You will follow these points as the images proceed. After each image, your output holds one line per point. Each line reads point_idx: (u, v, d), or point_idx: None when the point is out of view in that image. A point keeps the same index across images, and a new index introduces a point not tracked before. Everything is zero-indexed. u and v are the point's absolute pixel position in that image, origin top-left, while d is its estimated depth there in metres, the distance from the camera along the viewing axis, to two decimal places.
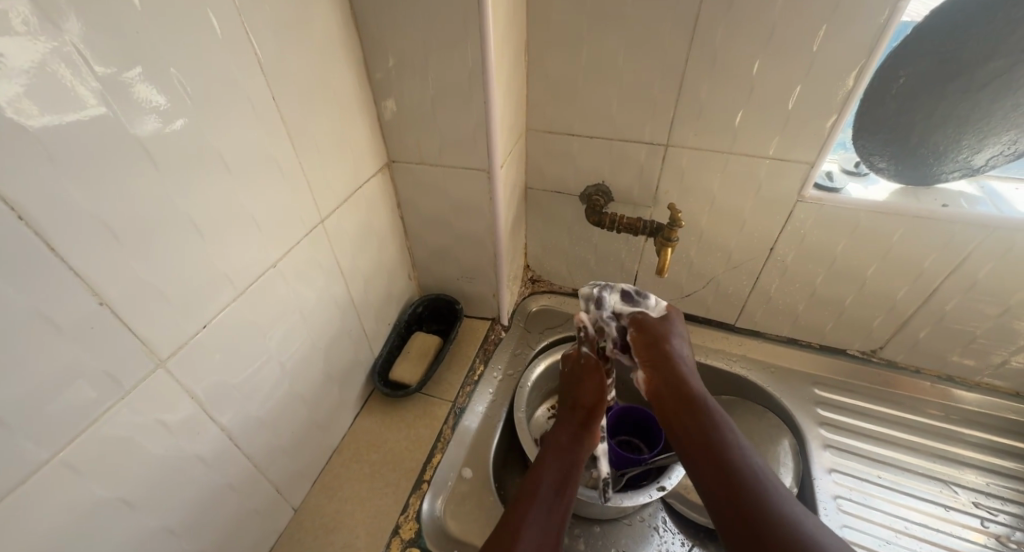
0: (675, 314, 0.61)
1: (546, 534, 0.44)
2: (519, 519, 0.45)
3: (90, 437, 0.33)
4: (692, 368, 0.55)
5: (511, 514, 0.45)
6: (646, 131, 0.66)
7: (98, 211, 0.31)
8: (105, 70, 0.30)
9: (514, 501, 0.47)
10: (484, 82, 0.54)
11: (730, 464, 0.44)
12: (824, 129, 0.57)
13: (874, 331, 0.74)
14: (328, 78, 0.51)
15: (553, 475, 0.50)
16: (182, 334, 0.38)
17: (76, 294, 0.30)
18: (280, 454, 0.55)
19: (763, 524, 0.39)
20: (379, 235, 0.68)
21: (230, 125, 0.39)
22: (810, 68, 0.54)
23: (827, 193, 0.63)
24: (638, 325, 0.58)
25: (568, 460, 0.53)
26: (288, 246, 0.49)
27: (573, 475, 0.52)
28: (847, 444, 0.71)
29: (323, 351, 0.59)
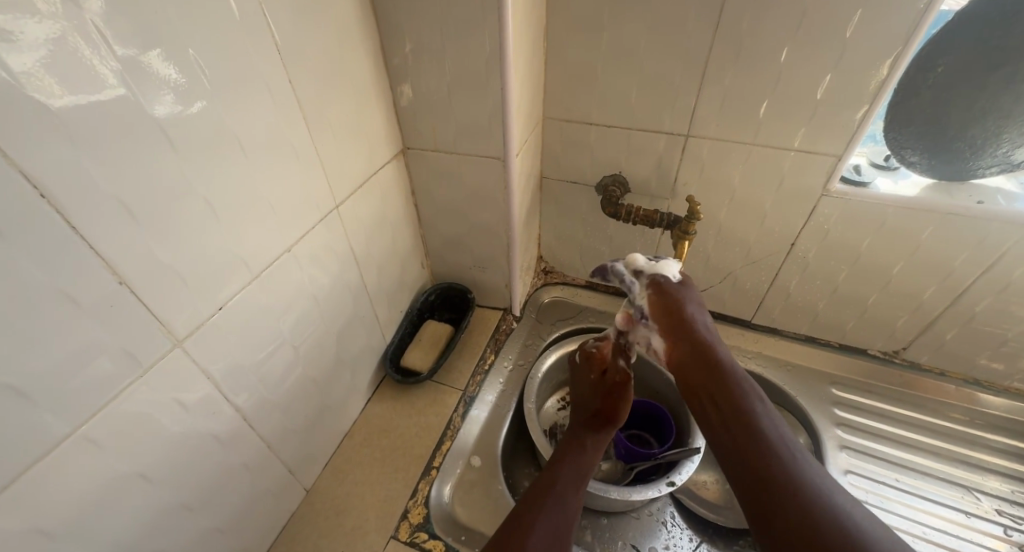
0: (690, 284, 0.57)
1: (560, 532, 0.44)
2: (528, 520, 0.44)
3: (111, 412, 0.34)
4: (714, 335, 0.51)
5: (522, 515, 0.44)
6: (666, 121, 0.64)
7: (117, 193, 0.31)
8: (125, 50, 0.30)
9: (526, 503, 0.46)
10: (501, 69, 0.53)
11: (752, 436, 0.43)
12: (854, 120, 0.55)
13: (897, 331, 0.72)
14: (346, 63, 0.51)
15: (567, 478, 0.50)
16: (199, 315, 0.39)
17: (97, 273, 0.31)
18: (293, 436, 0.56)
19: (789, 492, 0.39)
20: (393, 222, 0.68)
21: (246, 109, 0.39)
22: (841, 57, 0.52)
23: (854, 188, 0.61)
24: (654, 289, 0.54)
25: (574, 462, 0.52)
26: (302, 231, 0.49)
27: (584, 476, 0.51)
28: (864, 446, 0.69)
29: (336, 337, 0.60)
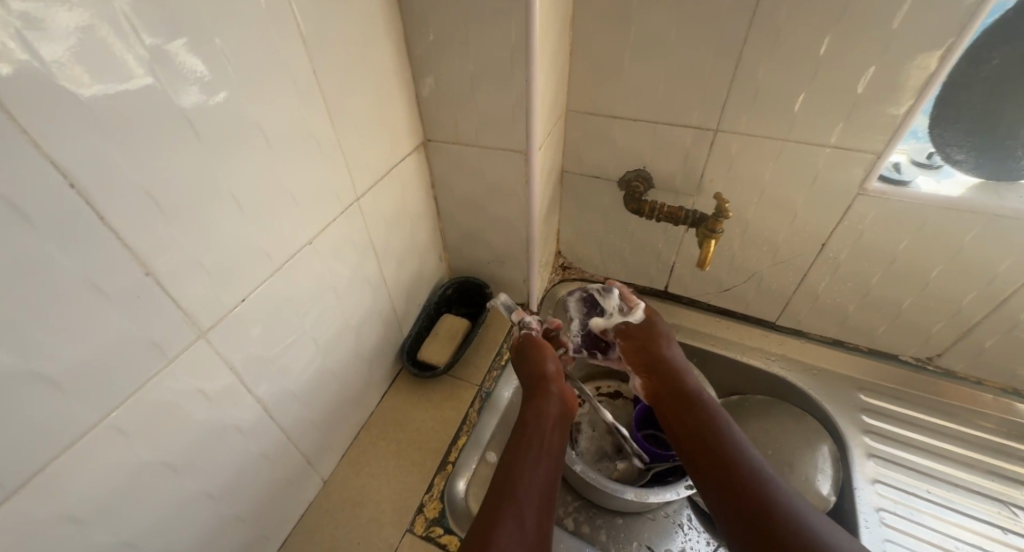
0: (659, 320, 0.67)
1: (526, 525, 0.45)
2: (497, 520, 0.44)
3: (138, 402, 0.34)
4: (687, 368, 0.62)
5: (490, 518, 0.45)
6: (695, 115, 0.62)
7: (145, 184, 0.31)
8: (154, 39, 0.29)
9: (490, 503, 0.46)
10: (527, 61, 0.52)
11: (723, 451, 0.50)
12: (897, 116, 0.52)
13: (932, 338, 0.69)
14: (369, 53, 0.50)
15: (530, 459, 0.51)
16: (222, 307, 0.39)
17: (125, 265, 0.31)
18: (311, 427, 0.56)
19: (756, 501, 0.45)
20: (413, 215, 0.68)
21: (271, 101, 0.39)
22: (886, 49, 0.49)
23: (893, 186, 0.58)
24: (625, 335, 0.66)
25: (533, 440, 0.53)
26: (324, 224, 0.49)
27: (545, 453, 0.52)
28: (892, 455, 0.67)
29: (354, 330, 0.60)
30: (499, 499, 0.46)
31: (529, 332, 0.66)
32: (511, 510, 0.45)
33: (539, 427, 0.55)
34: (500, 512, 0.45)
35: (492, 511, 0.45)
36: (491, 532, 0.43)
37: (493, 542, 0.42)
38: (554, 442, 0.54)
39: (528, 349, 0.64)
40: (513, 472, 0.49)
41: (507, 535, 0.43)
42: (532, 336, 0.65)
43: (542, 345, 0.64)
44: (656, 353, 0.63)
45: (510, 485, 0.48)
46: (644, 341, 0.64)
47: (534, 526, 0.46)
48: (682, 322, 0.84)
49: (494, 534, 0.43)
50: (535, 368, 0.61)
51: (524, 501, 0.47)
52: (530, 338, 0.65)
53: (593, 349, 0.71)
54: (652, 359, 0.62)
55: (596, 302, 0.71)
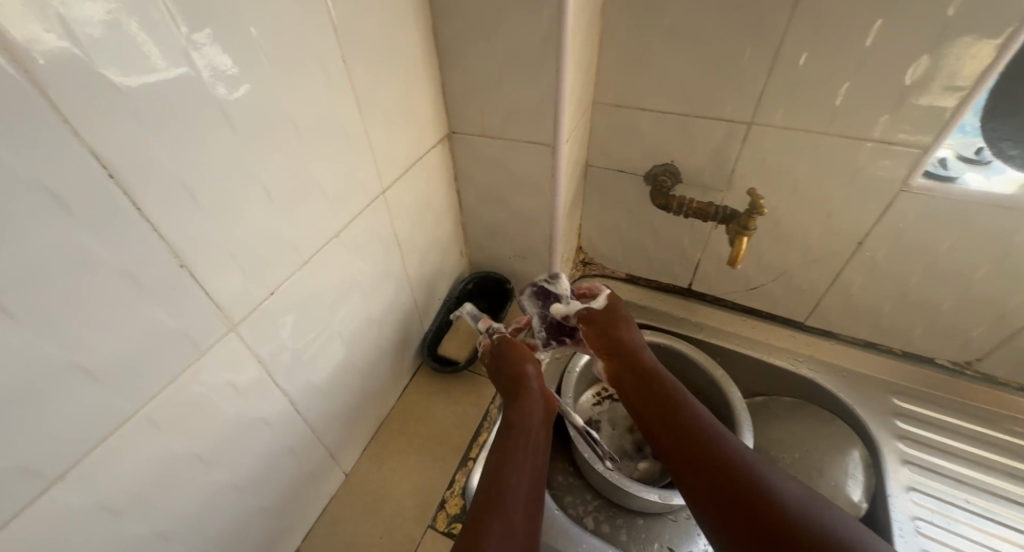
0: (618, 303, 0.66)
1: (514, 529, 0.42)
2: (482, 525, 0.41)
3: (171, 394, 0.34)
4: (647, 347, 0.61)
5: (475, 523, 0.42)
6: (728, 108, 0.60)
7: (179, 174, 0.30)
8: (195, 30, 0.29)
9: (475, 507, 0.44)
10: (558, 50, 0.50)
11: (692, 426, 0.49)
12: (947, 109, 0.50)
13: (972, 341, 0.66)
14: (397, 42, 0.49)
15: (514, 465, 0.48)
16: (253, 299, 0.38)
17: (160, 256, 0.30)
18: (335, 420, 0.56)
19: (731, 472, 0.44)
20: (436, 208, 0.67)
21: (302, 91, 0.38)
22: (940, 37, 0.46)
23: (939, 183, 0.56)
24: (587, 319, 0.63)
25: (512, 443, 0.50)
26: (351, 217, 0.49)
27: (529, 456, 0.50)
28: (928, 462, 0.64)
29: (377, 324, 0.60)
30: (484, 506, 0.43)
31: (501, 333, 0.66)
32: (497, 514, 0.43)
33: (518, 431, 0.52)
34: (486, 516, 0.42)
35: (478, 515, 0.42)
36: (477, 535, 0.40)
37: (481, 543, 0.39)
38: (539, 445, 0.52)
39: (505, 348, 0.63)
40: (498, 474, 0.46)
41: (494, 537, 0.40)
42: (506, 336, 0.65)
43: (515, 349, 0.63)
44: (616, 335, 0.61)
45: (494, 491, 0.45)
46: (607, 323, 0.62)
47: (523, 531, 0.43)
48: (706, 321, 0.82)
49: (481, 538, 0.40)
50: (513, 373, 0.59)
51: (511, 504, 0.44)
52: (504, 339, 0.65)
53: (558, 336, 0.70)
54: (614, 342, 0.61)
55: (549, 291, 0.70)
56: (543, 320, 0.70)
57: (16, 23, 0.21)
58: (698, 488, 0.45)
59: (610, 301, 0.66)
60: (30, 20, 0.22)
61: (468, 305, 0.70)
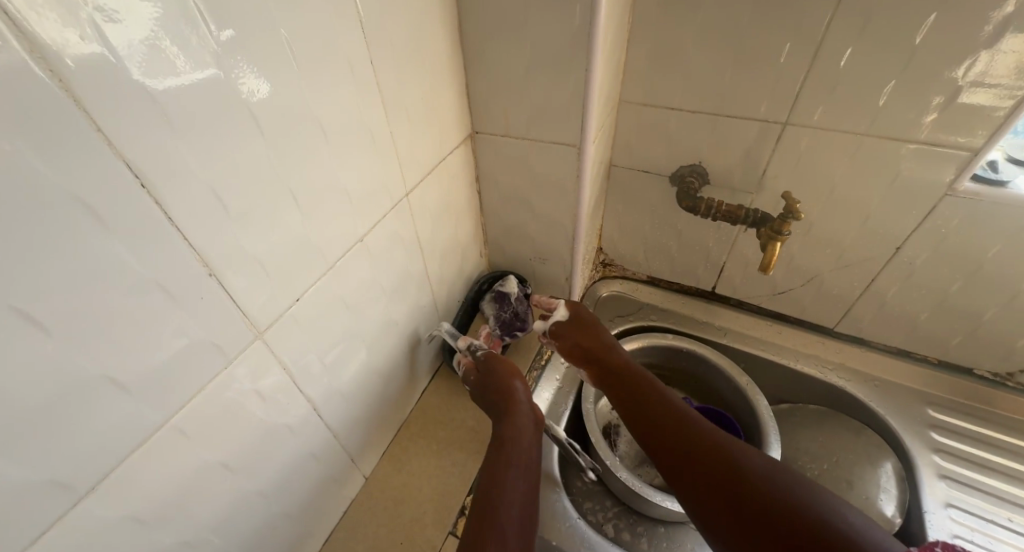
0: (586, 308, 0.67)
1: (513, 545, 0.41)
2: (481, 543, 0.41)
3: (199, 403, 0.33)
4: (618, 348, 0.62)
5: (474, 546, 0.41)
6: (763, 107, 0.57)
7: (208, 181, 0.29)
8: (222, 32, 0.28)
9: (472, 532, 0.42)
10: (588, 49, 0.48)
11: (669, 423, 0.51)
12: (1003, 108, 0.47)
13: (1015, 352, 0.63)
14: (423, 41, 0.47)
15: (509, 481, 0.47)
16: (279, 305, 0.38)
17: (189, 264, 0.30)
18: (356, 425, 0.55)
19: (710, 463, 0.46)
20: (457, 209, 0.66)
21: (330, 93, 0.37)
22: (998, 32, 0.43)
23: (988, 187, 0.53)
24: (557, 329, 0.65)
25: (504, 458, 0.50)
26: (375, 220, 0.48)
27: (522, 469, 0.49)
28: (967, 477, 0.62)
29: (399, 327, 0.59)
30: (482, 523, 0.43)
31: (485, 350, 0.65)
32: (495, 538, 0.41)
33: (507, 446, 0.51)
34: (484, 541, 0.41)
35: (477, 540, 0.41)
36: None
37: None
38: (534, 463, 0.51)
39: (491, 366, 0.61)
40: (489, 491, 0.46)
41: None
42: (491, 353, 0.64)
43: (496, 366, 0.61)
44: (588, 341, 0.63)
45: (488, 508, 0.44)
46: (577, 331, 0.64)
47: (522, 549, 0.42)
48: (729, 325, 0.80)
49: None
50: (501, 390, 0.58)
51: (507, 519, 0.43)
52: (487, 357, 0.63)
53: (510, 331, 0.72)
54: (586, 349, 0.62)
55: (503, 292, 0.73)
56: (497, 319, 0.73)
57: (42, 25, 0.21)
58: (684, 484, 0.46)
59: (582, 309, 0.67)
60: (56, 22, 0.21)
61: (444, 323, 0.68)
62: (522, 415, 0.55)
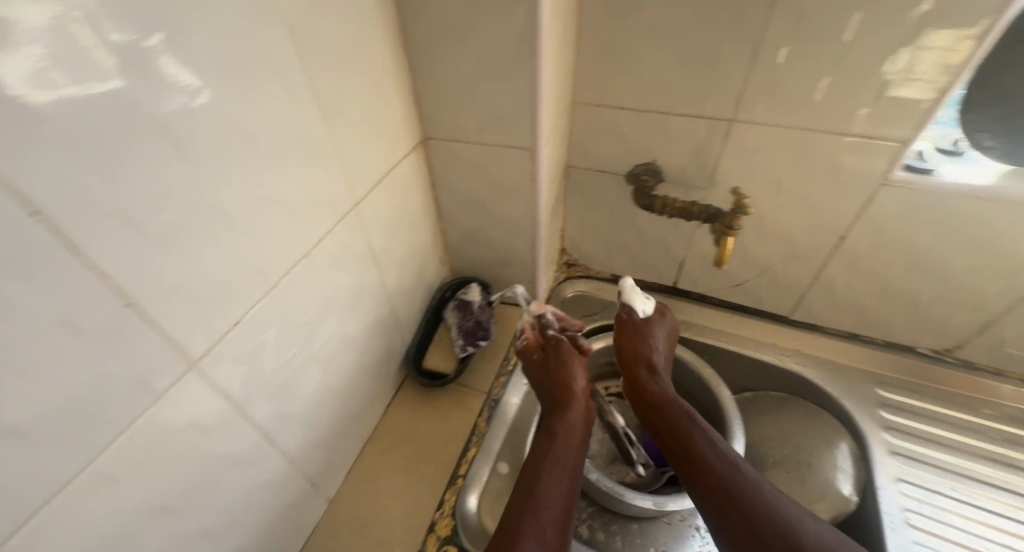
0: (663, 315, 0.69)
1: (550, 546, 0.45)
2: (520, 537, 0.44)
3: (123, 445, 0.30)
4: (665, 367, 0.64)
5: (513, 534, 0.45)
6: (709, 105, 0.59)
7: (119, 205, 0.27)
8: (128, 37, 0.26)
9: (513, 522, 0.46)
10: (534, 51, 0.48)
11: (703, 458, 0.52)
12: (927, 100, 0.49)
13: (951, 329, 0.67)
14: (364, 46, 0.46)
15: (551, 478, 0.50)
16: (215, 332, 0.35)
17: (102, 296, 0.27)
18: (315, 447, 0.53)
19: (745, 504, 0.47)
20: (412, 217, 0.64)
21: (259, 103, 0.35)
22: (919, 29, 0.46)
23: (919, 175, 0.56)
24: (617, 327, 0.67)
25: (550, 453, 0.53)
26: (321, 234, 0.45)
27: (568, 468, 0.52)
28: (914, 451, 0.65)
29: (356, 342, 0.57)
30: (521, 515, 0.46)
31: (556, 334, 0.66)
32: (532, 531, 0.45)
33: (554, 441, 0.54)
34: (521, 532, 0.45)
35: (516, 528, 0.45)
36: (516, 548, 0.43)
37: None
38: (578, 460, 0.54)
39: (559, 352, 0.63)
40: (532, 484, 0.49)
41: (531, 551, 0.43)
42: (561, 338, 0.65)
43: (563, 351, 0.63)
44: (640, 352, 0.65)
45: (531, 502, 0.48)
46: (635, 337, 0.66)
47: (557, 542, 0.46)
48: (692, 319, 0.81)
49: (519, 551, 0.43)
50: (561, 380, 0.60)
51: (545, 515, 0.47)
52: (558, 341, 0.65)
53: (473, 338, 0.71)
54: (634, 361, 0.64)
55: (465, 300, 0.74)
56: (459, 328, 0.72)
57: None
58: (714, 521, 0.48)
59: (656, 322, 0.68)
60: None
61: (520, 288, 0.73)
62: (574, 409, 0.58)
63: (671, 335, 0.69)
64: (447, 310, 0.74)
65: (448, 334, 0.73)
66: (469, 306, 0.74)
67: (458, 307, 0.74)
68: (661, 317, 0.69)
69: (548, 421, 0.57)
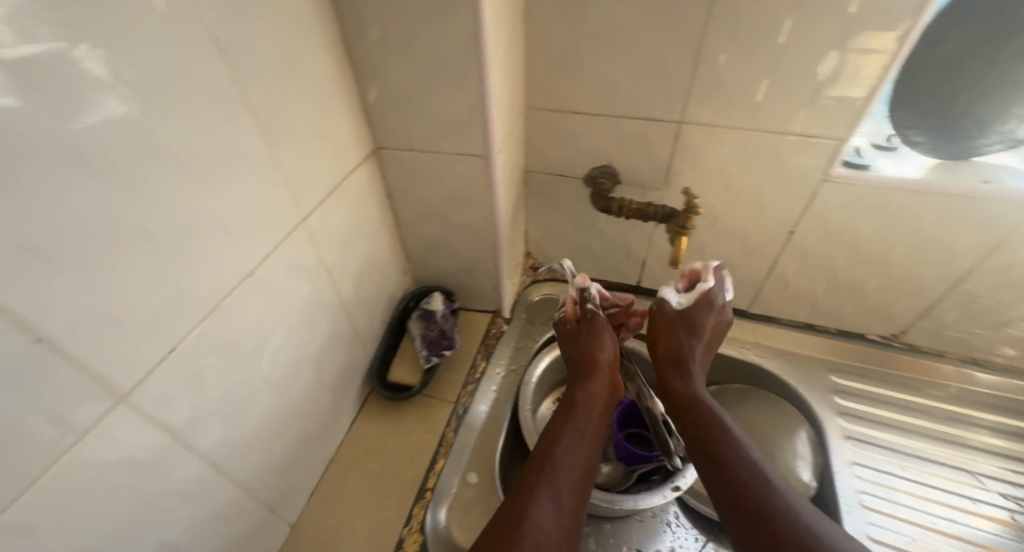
0: (716, 301, 0.63)
1: (561, 510, 0.45)
2: (533, 496, 0.45)
3: (40, 489, 0.28)
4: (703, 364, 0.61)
5: (527, 489, 0.46)
6: (658, 108, 0.60)
7: (22, 235, 0.25)
8: (24, 48, 0.24)
9: (529, 480, 0.47)
10: (479, 59, 0.48)
11: (731, 458, 0.49)
12: (859, 99, 0.52)
13: (896, 315, 0.71)
14: (303, 57, 0.45)
15: (569, 446, 0.51)
16: (145, 362, 0.34)
17: (7, 334, 0.25)
18: (271, 472, 0.51)
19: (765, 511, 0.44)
20: (368, 228, 0.62)
21: (186, 119, 0.34)
22: (846, 32, 0.48)
23: (856, 171, 0.58)
24: (656, 313, 0.64)
25: (572, 424, 0.53)
26: (265, 251, 0.44)
27: (587, 440, 0.52)
28: (867, 435, 0.68)
29: (313, 360, 0.55)
30: (537, 474, 0.47)
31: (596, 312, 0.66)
32: (546, 488, 0.46)
33: (577, 416, 0.54)
34: (536, 489, 0.46)
35: (529, 484, 0.46)
36: (527, 506, 0.44)
37: (528, 514, 0.43)
38: (598, 434, 0.54)
39: (592, 328, 0.64)
40: (552, 447, 0.50)
41: (541, 511, 0.44)
42: (598, 315, 0.65)
43: (598, 328, 0.64)
44: (676, 341, 0.61)
45: (549, 464, 0.48)
46: (676, 325, 0.62)
47: (569, 507, 0.46)
48: None
49: (531, 510, 0.44)
50: (591, 352, 0.61)
51: (562, 477, 0.48)
52: (595, 319, 0.65)
53: (437, 348, 0.70)
54: (670, 351, 0.61)
55: (429, 309, 0.73)
56: (423, 338, 0.71)
57: None
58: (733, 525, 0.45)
59: (702, 310, 0.62)
60: None
61: (565, 260, 0.72)
62: (598, 383, 0.59)
63: (721, 327, 0.64)
64: (410, 321, 0.73)
65: (412, 346, 0.71)
66: (433, 316, 0.73)
67: (422, 318, 0.73)
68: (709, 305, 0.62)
69: (573, 390, 0.58)
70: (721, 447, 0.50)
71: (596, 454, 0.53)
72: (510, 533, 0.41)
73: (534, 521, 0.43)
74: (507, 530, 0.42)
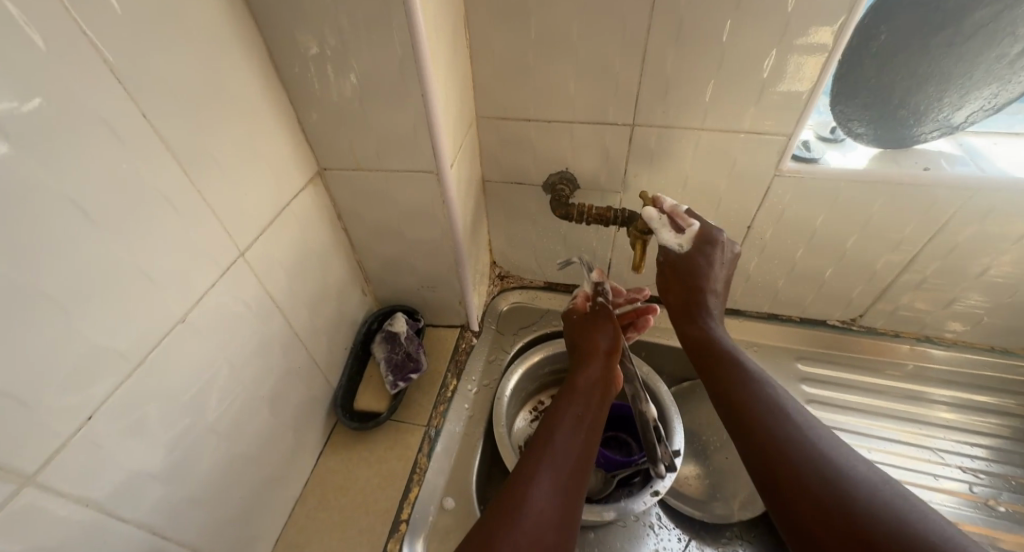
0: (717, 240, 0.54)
1: (563, 490, 0.44)
2: (531, 478, 0.44)
3: None
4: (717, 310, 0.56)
5: (525, 470, 0.45)
6: (610, 112, 0.59)
7: None
8: None
9: (528, 461, 0.46)
10: (419, 74, 0.46)
11: (744, 396, 0.47)
12: (802, 96, 0.52)
13: (853, 300, 0.72)
14: (227, 81, 0.41)
15: (569, 427, 0.50)
16: (57, 434, 0.30)
17: None
18: (228, 525, 0.47)
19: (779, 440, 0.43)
20: (319, 254, 0.59)
21: (86, 162, 0.30)
22: (784, 31, 0.48)
23: (805, 165, 0.59)
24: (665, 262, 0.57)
25: (573, 407, 0.53)
26: (200, 293, 0.41)
27: (588, 424, 0.52)
28: (834, 421, 0.69)
29: (268, 399, 0.52)
30: (537, 456, 0.46)
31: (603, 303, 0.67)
32: (544, 467, 0.45)
33: (577, 401, 0.54)
34: (535, 468, 0.45)
35: (527, 465, 0.45)
36: (526, 488, 0.42)
37: (527, 496, 0.42)
38: (597, 419, 0.53)
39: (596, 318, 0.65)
40: (551, 427, 0.50)
41: (540, 490, 0.42)
42: (606, 306, 0.66)
43: (603, 316, 0.65)
44: (687, 291, 0.56)
45: (547, 445, 0.47)
46: (682, 275, 0.56)
47: (570, 485, 0.45)
48: None
49: (530, 490, 0.42)
50: (591, 340, 0.62)
51: (562, 458, 0.46)
52: (602, 307, 0.66)
53: (402, 372, 0.67)
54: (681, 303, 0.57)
55: (392, 331, 0.70)
56: (388, 362, 0.68)
57: None
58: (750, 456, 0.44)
59: (703, 252, 0.54)
60: None
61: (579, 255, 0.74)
62: (598, 367, 0.58)
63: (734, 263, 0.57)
64: (374, 346, 0.70)
65: (377, 371, 0.68)
66: (395, 338, 0.69)
67: (385, 341, 0.69)
68: (712, 244, 0.54)
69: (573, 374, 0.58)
70: (733, 388, 0.48)
71: (595, 442, 0.51)
72: (509, 511, 0.40)
73: (534, 503, 0.41)
74: (503, 510, 0.40)
